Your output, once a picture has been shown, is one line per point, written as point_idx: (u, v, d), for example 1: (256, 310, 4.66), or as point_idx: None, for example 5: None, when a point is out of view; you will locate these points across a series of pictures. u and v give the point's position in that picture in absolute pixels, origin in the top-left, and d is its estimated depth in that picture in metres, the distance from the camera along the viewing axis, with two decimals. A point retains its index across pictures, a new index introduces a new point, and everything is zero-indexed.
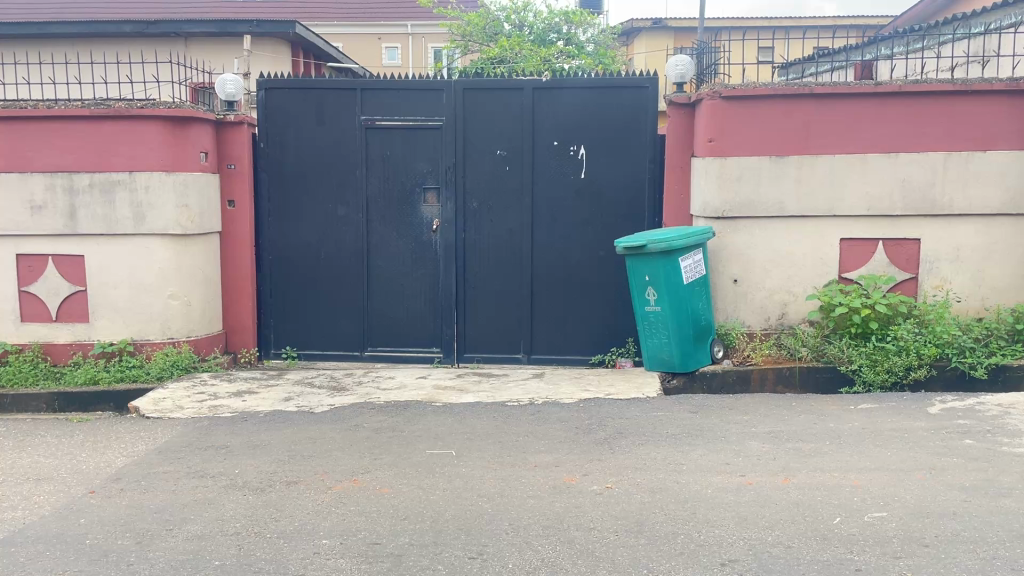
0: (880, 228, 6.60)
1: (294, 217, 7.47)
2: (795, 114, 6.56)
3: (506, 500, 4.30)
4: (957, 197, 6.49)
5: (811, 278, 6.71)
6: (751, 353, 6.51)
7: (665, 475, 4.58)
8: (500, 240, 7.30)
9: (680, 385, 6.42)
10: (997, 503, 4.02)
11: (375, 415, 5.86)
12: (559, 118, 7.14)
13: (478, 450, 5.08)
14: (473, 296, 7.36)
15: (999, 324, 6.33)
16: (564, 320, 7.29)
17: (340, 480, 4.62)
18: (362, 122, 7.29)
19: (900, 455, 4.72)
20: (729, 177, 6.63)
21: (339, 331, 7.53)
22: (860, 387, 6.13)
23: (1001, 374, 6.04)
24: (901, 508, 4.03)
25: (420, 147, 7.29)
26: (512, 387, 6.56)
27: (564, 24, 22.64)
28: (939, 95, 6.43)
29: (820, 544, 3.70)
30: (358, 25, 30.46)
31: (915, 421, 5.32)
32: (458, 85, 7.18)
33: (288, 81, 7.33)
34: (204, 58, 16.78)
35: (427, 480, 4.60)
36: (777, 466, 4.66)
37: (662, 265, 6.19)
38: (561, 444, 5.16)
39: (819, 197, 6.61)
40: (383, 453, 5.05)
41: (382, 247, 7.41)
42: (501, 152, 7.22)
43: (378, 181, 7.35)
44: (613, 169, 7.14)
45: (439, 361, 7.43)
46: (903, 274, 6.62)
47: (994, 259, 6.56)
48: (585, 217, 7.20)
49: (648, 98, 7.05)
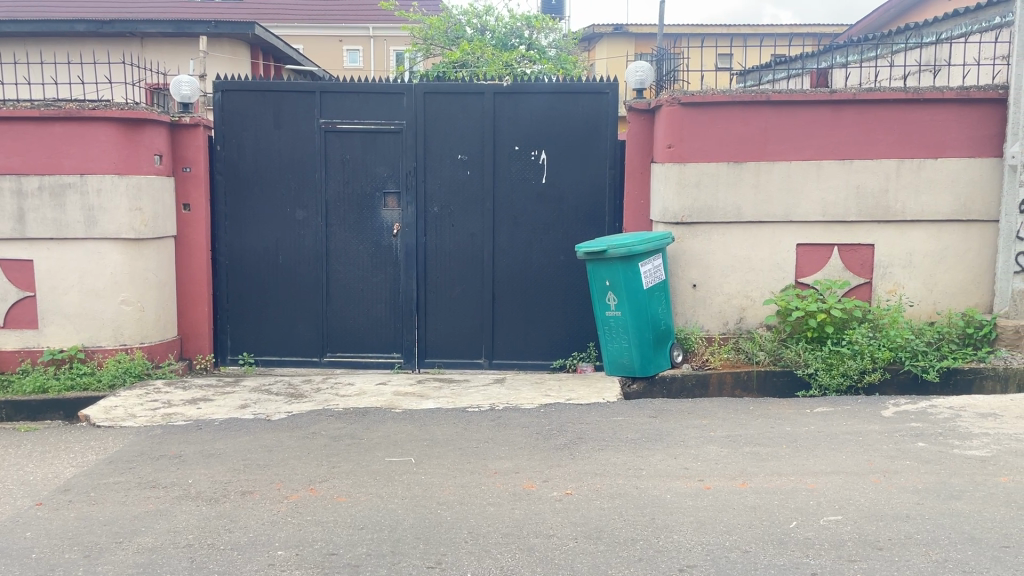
0: (835, 233, 6.71)
1: (250, 220, 7.36)
2: (753, 121, 6.64)
3: (466, 508, 4.27)
4: (910, 203, 6.62)
5: (769, 282, 6.79)
6: (710, 357, 6.53)
7: (624, 480, 4.59)
8: (461, 244, 7.26)
9: (640, 390, 6.44)
10: (949, 505, 4.10)
11: (334, 422, 5.79)
12: (521, 122, 7.14)
13: (438, 457, 5.03)
14: (434, 301, 7.31)
15: (951, 328, 6.46)
16: (525, 325, 7.28)
17: (296, 490, 4.55)
18: (320, 125, 7.22)
19: (855, 459, 4.78)
20: (688, 182, 6.68)
21: (297, 337, 7.44)
22: (817, 390, 6.21)
23: (952, 377, 6.17)
24: (856, 511, 4.09)
25: (381, 150, 7.23)
26: (473, 392, 6.54)
27: (525, 28, 22.65)
28: (891, 104, 6.55)
29: (776, 548, 3.73)
30: (318, 27, 30.27)
31: (869, 424, 5.40)
32: (418, 89, 7.14)
33: (245, 82, 7.21)
34: (159, 58, 16.53)
35: (386, 488, 4.56)
36: (736, 470, 4.69)
37: (622, 271, 6.21)
38: (522, 450, 5.14)
39: (776, 203, 6.69)
40: (341, 461, 4.99)
41: (341, 251, 7.33)
42: (462, 156, 7.19)
43: (337, 185, 7.28)
44: (574, 174, 7.16)
45: (400, 367, 7.37)
46: (857, 278, 6.73)
47: (946, 264, 6.69)
48: (546, 222, 7.20)
49: (607, 104, 7.07)
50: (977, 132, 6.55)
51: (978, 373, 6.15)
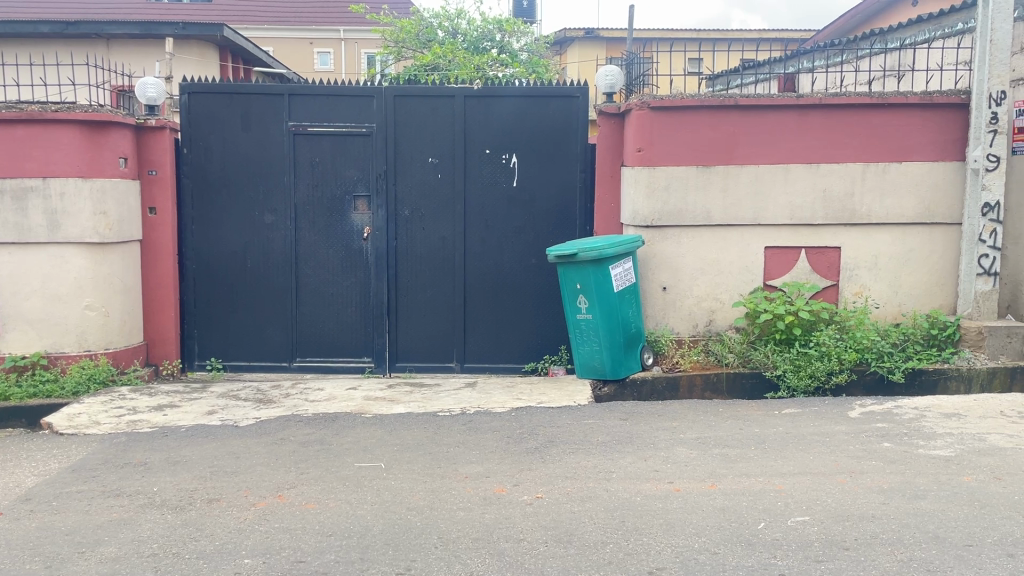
0: (802, 236, 6.78)
1: (218, 223, 7.28)
2: (721, 125, 6.69)
3: (436, 513, 4.24)
4: (875, 206, 6.71)
5: (737, 285, 6.84)
6: (680, 360, 6.57)
7: (595, 483, 4.59)
8: (432, 248, 7.23)
9: (611, 393, 6.46)
10: (914, 505, 4.15)
11: (303, 428, 5.73)
12: (492, 126, 7.13)
13: (408, 462, 5.00)
14: (405, 305, 7.27)
15: (916, 329, 6.56)
16: (497, 329, 7.27)
17: (264, 497, 4.50)
18: (289, 128, 7.15)
19: (822, 460, 4.83)
20: (658, 186, 6.72)
21: (266, 342, 7.37)
22: (784, 392, 6.25)
23: (917, 377, 6.26)
24: (823, 511, 4.12)
25: (350, 153, 7.18)
26: (444, 397, 6.51)
27: (496, 32, 22.70)
28: (857, 108, 6.63)
29: (745, 550, 3.75)
30: (289, 29, 30.10)
31: (837, 425, 5.46)
32: (388, 92, 7.11)
33: (212, 85, 7.13)
34: (125, 59, 16.32)
35: (355, 494, 4.52)
36: (705, 472, 4.71)
37: (593, 274, 6.22)
38: (493, 454, 5.13)
39: (744, 206, 6.75)
40: (310, 467, 4.94)
41: (310, 255, 7.27)
42: (433, 159, 7.17)
43: (306, 188, 7.23)
44: (544, 177, 7.16)
45: (370, 371, 7.32)
46: (824, 281, 6.81)
47: (911, 266, 6.79)
48: (518, 226, 7.20)
49: (578, 108, 7.09)
50: (940, 136, 6.66)
51: (942, 374, 6.24)
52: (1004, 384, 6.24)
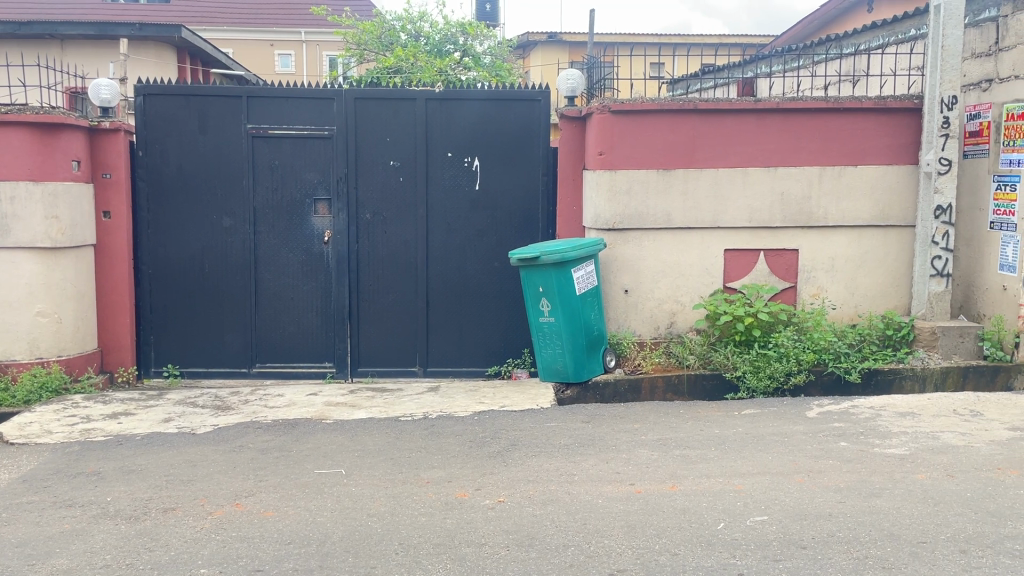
0: (761, 239, 6.85)
1: (175, 227, 7.17)
2: (681, 129, 6.75)
3: (397, 518, 4.21)
4: (831, 209, 6.82)
5: (698, 287, 6.90)
6: (641, 362, 6.60)
7: (557, 486, 4.59)
8: (394, 251, 7.19)
9: (574, 396, 6.46)
10: (870, 503, 4.21)
11: (262, 435, 5.66)
12: (454, 130, 7.11)
13: (369, 468, 4.95)
14: (367, 309, 7.22)
15: (871, 330, 6.68)
16: (460, 332, 7.25)
17: (221, 505, 4.42)
18: (248, 130, 7.06)
19: (780, 460, 4.88)
20: (619, 189, 6.76)
21: (224, 348, 7.26)
22: (744, 393, 6.31)
23: (873, 377, 6.36)
24: (781, 510, 4.17)
25: (311, 156, 7.11)
26: (407, 401, 6.47)
27: (459, 35, 22.68)
28: (814, 113, 6.74)
29: (705, 550, 3.78)
30: (249, 31, 29.77)
31: (795, 425, 5.54)
32: (349, 95, 7.05)
33: (168, 86, 7.02)
34: (77, 60, 15.98)
35: (315, 501, 4.46)
36: (666, 473, 4.74)
37: (556, 277, 6.23)
38: (455, 458, 5.10)
39: (704, 210, 6.81)
40: (269, 474, 4.87)
41: (270, 259, 7.19)
42: (395, 162, 7.12)
43: (266, 191, 7.14)
44: (506, 180, 7.16)
45: (332, 376, 7.25)
46: (782, 283, 6.90)
47: (866, 268, 6.90)
48: (481, 229, 7.19)
49: (540, 111, 7.10)
50: (894, 140, 6.79)
51: (897, 374, 6.35)
52: (957, 382, 6.36)
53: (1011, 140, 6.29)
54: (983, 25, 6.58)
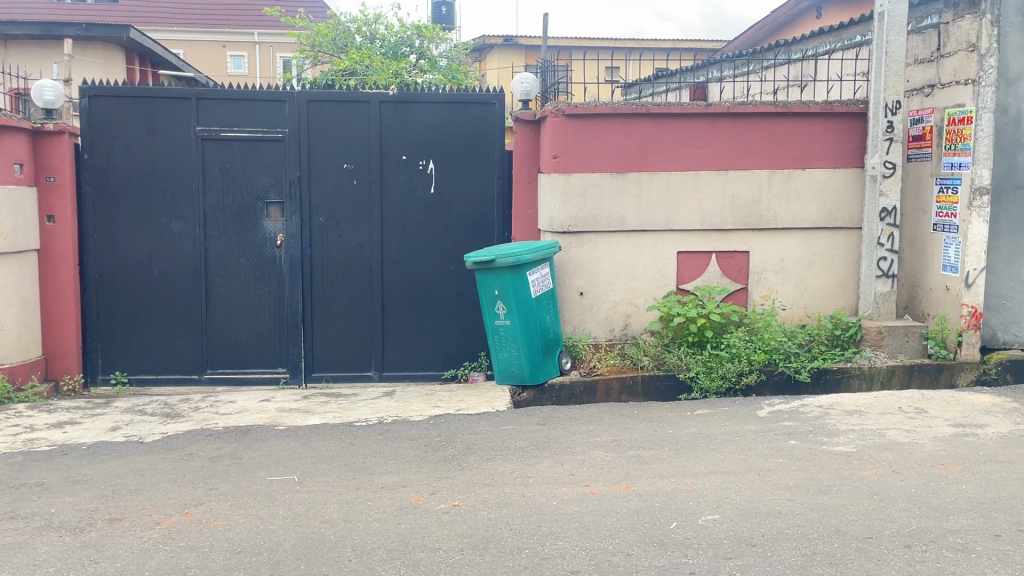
0: (713, 241, 6.95)
1: (122, 231, 7.03)
2: (634, 133, 6.81)
3: (350, 525, 4.17)
4: (781, 212, 6.94)
5: (651, 289, 6.97)
6: (596, 364, 6.62)
7: (511, 489, 4.60)
8: (348, 254, 7.13)
9: (530, 398, 6.48)
10: (818, 500, 4.29)
11: (213, 442, 5.57)
12: (408, 132, 7.08)
13: (322, 474, 4.90)
14: (321, 314, 7.15)
15: (820, 330, 6.80)
16: (416, 336, 7.21)
17: (169, 515, 4.34)
18: (198, 133, 6.95)
19: (732, 459, 4.95)
20: (574, 192, 6.80)
21: (175, 354, 7.14)
22: (698, 393, 6.38)
23: (822, 377, 6.48)
24: (732, 509, 4.23)
25: (262, 159, 7.02)
26: (361, 406, 6.42)
27: (415, 37, 22.60)
28: (763, 117, 6.86)
29: (657, 550, 3.81)
30: (201, 32, 29.31)
31: (746, 424, 5.62)
32: (301, 97, 6.97)
33: (115, 87, 6.87)
34: (21, 61, 15.58)
35: (266, 509, 4.40)
36: (620, 474, 4.78)
37: (510, 280, 6.23)
38: (410, 463, 5.08)
39: (657, 212, 6.89)
40: (219, 482, 4.80)
41: (221, 263, 7.08)
42: (348, 165, 7.07)
43: (216, 195, 7.03)
44: (461, 183, 7.15)
45: (285, 382, 7.16)
46: (734, 284, 7.01)
47: (815, 270, 7.04)
48: (436, 232, 7.17)
49: (495, 114, 7.11)
50: (841, 144, 6.93)
51: (846, 373, 6.47)
52: (903, 382, 6.49)
53: (952, 144, 6.45)
54: (925, 32, 6.76)
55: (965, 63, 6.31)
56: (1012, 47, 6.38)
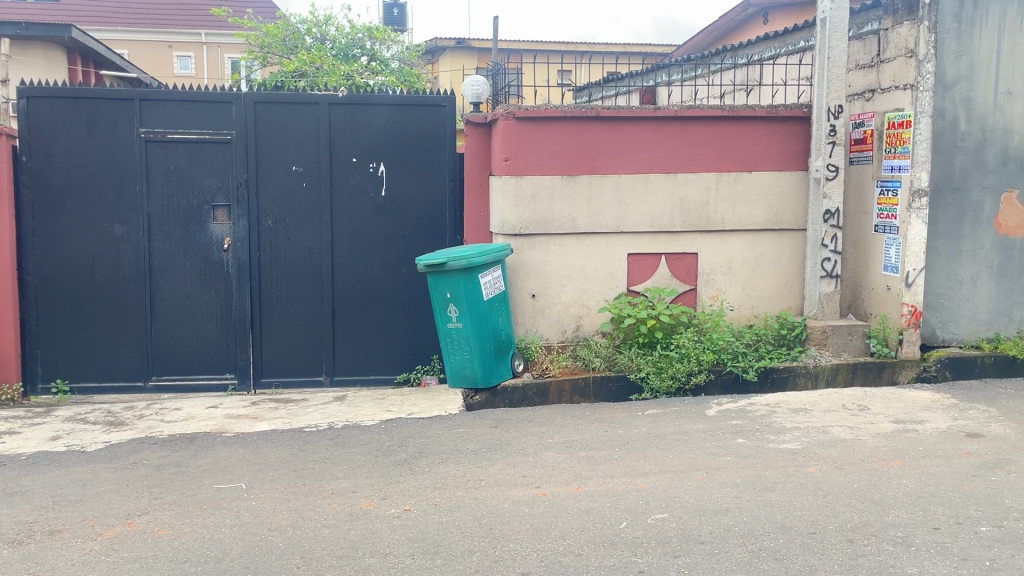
0: (662, 243, 7.03)
1: (63, 236, 6.85)
2: (584, 136, 6.86)
3: (299, 532, 4.12)
4: (728, 214, 7.05)
5: (602, 291, 7.03)
6: (549, 365, 6.61)
7: (463, 492, 4.59)
8: (297, 258, 7.04)
9: (483, 401, 6.44)
10: (764, 497, 4.37)
11: (158, 450, 5.46)
12: (358, 135, 7.02)
13: (271, 481, 4.83)
14: (269, 318, 7.05)
15: (768, 330, 6.92)
16: (367, 341, 7.15)
17: (112, 525, 4.24)
18: (141, 135, 6.81)
19: (681, 458, 5.01)
20: (525, 195, 6.82)
21: (118, 361, 6.98)
22: (648, 394, 6.45)
23: (769, 376, 6.58)
24: (681, 507, 4.28)
25: (208, 161, 6.90)
26: (312, 411, 6.35)
27: (366, 40, 22.46)
28: (710, 120, 6.96)
29: (607, 549, 3.84)
30: (147, 32, 28.72)
31: (695, 423, 5.69)
32: (248, 98, 6.87)
33: (54, 88, 6.70)
34: None
35: (213, 517, 4.32)
36: (571, 474, 4.80)
37: (462, 283, 6.23)
38: (361, 468, 5.04)
39: (607, 215, 6.94)
40: (164, 491, 4.70)
41: (166, 268, 6.94)
42: (297, 168, 6.99)
43: (160, 198, 6.90)
44: (412, 186, 7.12)
45: (233, 388, 7.05)
46: (683, 286, 7.10)
47: (762, 271, 7.17)
48: (387, 235, 7.12)
49: (445, 117, 7.09)
50: (785, 147, 7.08)
51: (792, 372, 6.59)
52: (847, 380, 6.63)
53: (892, 147, 6.62)
54: (866, 38, 6.93)
55: (903, 69, 6.48)
56: (949, 52, 6.57)
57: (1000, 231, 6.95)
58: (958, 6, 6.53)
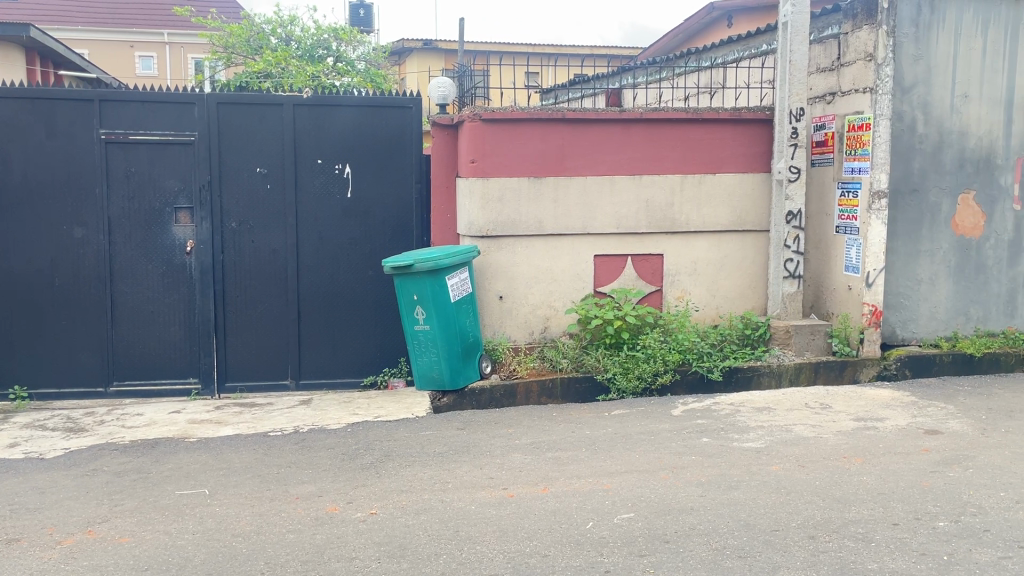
0: (628, 245, 7.07)
1: (20, 239, 6.73)
2: (550, 138, 6.89)
3: (263, 537, 4.08)
4: (693, 215, 7.12)
5: (569, 292, 7.05)
6: (517, 367, 6.63)
7: (430, 495, 4.58)
8: (262, 260, 6.97)
9: (450, 403, 6.42)
10: (729, 495, 4.42)
11: (119, 456, 5.37)
12: (323, 136, 6.97)
13: (235, 487, 4.78)
14: (234, 322, 6.96)
15: (732, 330, 6.99)
16: (333, 344, 7.10)
17: (71, 533, 4.16)
18: (101, 136, 6.70)
19: (647, 457, 5.05)
20: (491, 197, 6.82)
21: (78, 366, 6.86)
22: (615, 394, 6.48)
23: (734, 375, 6.65)
24: (646, 507, 4.31)
25: (170, 163, 6.80)
26: (277, 415, 6.29)
27: (332, 40, 22.31)
28: (674, 123, 7.02)
29: (573, 550, 3.86)
30: (107, 31, 28.24)
31: (661, 423, 5.73)
32: (211, 99, 6.79)
33: (11, 88, 6.58)
34: None
35: (175, 524, 4.27)
36: (538, 476, 4.81)
37: (429, 284, 6.21)
38: (326, 472, 5.00)
39: (574, 216, 6.97)
40: (125, 498, 4.62)
41: (127, 271, 6.84)
42: (261, 170, 6.92)
43: (121, 200, 6.79)
44: (378, 188, 7.08)
45: (197, 393, 6.96)
46: (649, 287, 7.15)
47: (726, 271, 7.25)
48: (353, 237, 7.08)
49: (411, 118, 7.06)
50: (749, 150, 7.16)
51: (756, 371, 6.66)
52: (810, 378, 6.73)
53: (853, 149, 6.74)
54: (826, 41, 7.05)
55: (863, 72, 6.60)
56: (907, 56, 6.70)
57: (957, 232, 7.09)
58: (915, 11, 6.66)
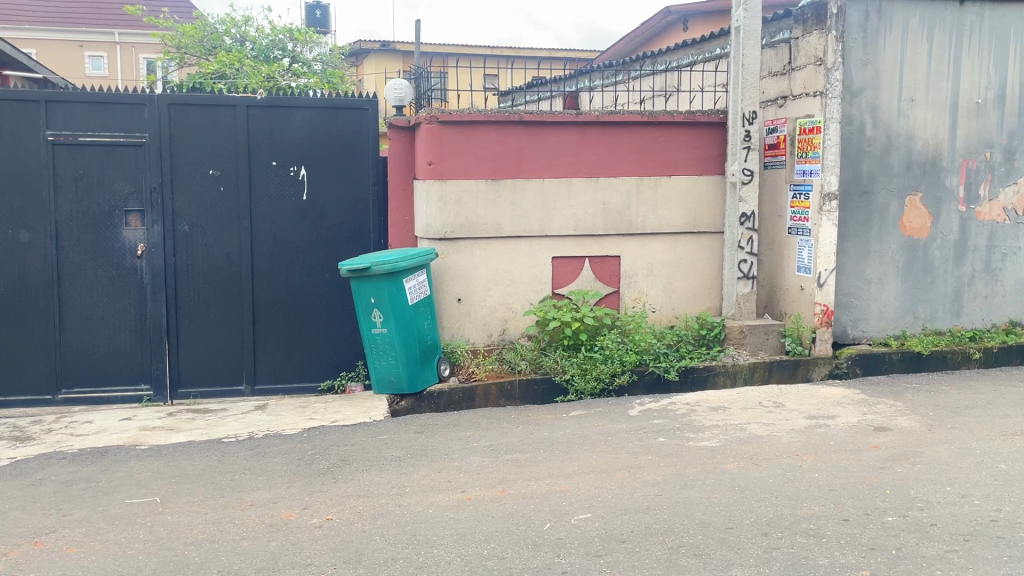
0: (586, 247, 7.12)
1: None
2: (508, 140, 6.90)
3: (216, 545, 4.01)
4: (649, 217, 7.18)
5: (527, 294, 7.07)
6: (475, 369, 6.62)
7: (387, 499, 4.55)
8: (215, 263, 6.86)
9: (408, 407, 6.38)
10: (683, 494, 4.47)
11: (66, 465, 5.24)
12: (278, 138, 6.89)
13: (187, 495, 4.70)
14: (186, 326, 6.85)
15: (688, 330, 7.06)
16: (289, 348, 7.02)
17: (16, 545, 4.05)
18: (47, 138, 6.55)
19: (604, 458, 5.08)
20: (449, 199, 6.81)
21: (25, 373, 6.70)
22: (573, 395, 6.51)
23: (690, 375, 6.72)
24: (603, 507, 4.33)
25: (120, 165, 6.67)
26: (231, 421, 6.20)
27: (288, 41, 22.04)
28: (630, 125, 7.08)
29: (530, 551, 3.86)
30: (56, 31, 27.61)
31: (618, 424, 5.77)
32: (162, 100, 6.67)
33: None
34: None
35: (125, 533, 4.18)
36: (495, 478, 4.81)
37: (387, 287, 6.17)
38: (282, 478, 4.94)
39: (532, 218, 6.99)
40: (73, 508, 4.52)
41: (75, 275, 6.69)
42: (214, 172, 6.81)
43: (68, 203, 6.65)
44: (335, 190, 7.02)
45: (148, 400, 6.83)
46: (606, 288, 7.20)
47: (682, 272, 7.33)
48: (309, 240, 7.00)
49: (368, 120, 7.01)
50: (703, 152, 7.25)
51: (712, 371, 6.75)
52: (764, 377, 6.83)
53: (804, 152, 6.86)
54: (778, 46, 7.18)
55: (813, 76, 6.72)
56: (856, 61, 6.86)
57: (905, 232, 7.26)
58: (863, 16, 6.82)
